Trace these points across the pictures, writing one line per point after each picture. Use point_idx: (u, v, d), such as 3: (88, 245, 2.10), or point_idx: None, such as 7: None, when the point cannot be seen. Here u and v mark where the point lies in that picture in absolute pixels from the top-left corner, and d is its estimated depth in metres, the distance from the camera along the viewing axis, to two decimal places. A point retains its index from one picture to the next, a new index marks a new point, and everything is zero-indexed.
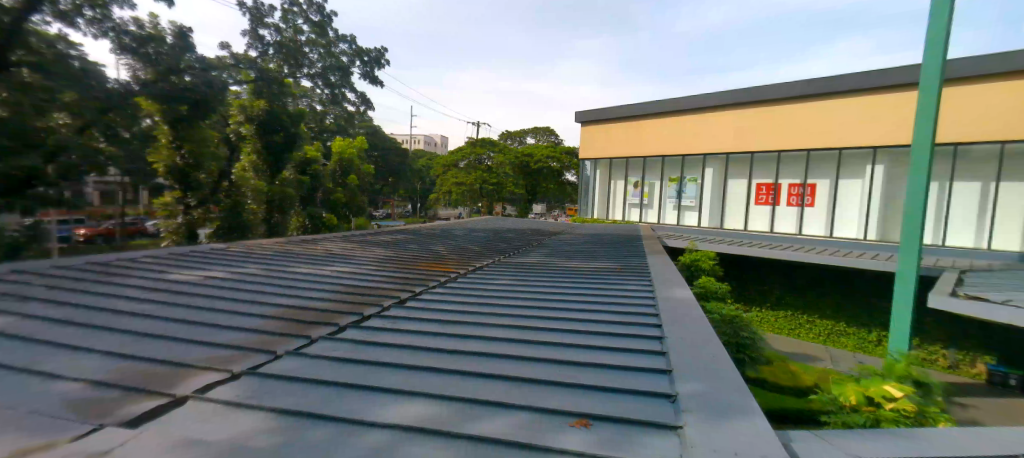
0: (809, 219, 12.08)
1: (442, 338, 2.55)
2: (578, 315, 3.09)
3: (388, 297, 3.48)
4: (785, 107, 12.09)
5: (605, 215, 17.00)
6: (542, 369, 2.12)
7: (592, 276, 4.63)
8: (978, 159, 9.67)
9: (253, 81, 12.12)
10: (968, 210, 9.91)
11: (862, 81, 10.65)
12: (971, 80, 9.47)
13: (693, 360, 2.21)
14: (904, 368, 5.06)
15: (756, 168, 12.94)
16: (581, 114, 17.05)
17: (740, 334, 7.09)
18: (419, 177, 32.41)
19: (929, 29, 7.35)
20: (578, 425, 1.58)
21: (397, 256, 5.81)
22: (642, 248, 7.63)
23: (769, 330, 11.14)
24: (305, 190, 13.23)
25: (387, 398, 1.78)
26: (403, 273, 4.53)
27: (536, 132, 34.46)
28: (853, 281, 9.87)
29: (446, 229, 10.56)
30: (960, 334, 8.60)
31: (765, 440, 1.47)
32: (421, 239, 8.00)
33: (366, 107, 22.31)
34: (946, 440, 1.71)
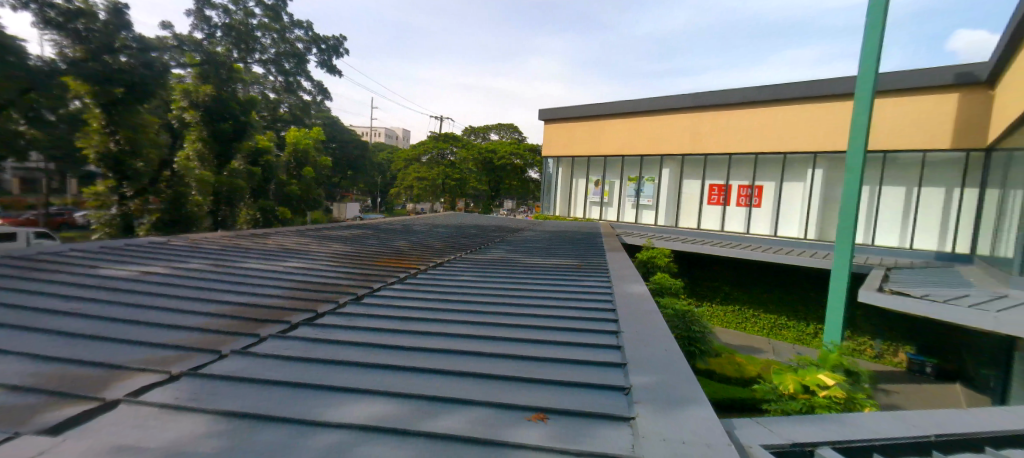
0: (756, 219, 12.77)
1: (400, 335, 2.51)
2: (538, 311, 3.12)
3: (344, 294, 3.37)
4: (736, 112, 12.68)
5: (566, 212, 17.24)
6: (500, 364, 2.13)
7: (552, 273, 4.69)
8: (903, 166, 10.55)
9: (198, 64, 11.38)
10: (894, 213, 10.80)
11: (805, 91, 11.35)
12: (898, 92, 10.27)
13: (646, 353, 2.29)
14: (837, 358, 5.47)
15: (709, 169, 13.53)
16: (543, 112, 17.17)
17: (691, 328, 7.45)
18: (379, 171, 31.60)
19: (863, 45, 7.93)
20: (535, 419, 1.60)
21: (355, 251, 5.65)
22: (601, 245, 7.81)
23: (718, 324, 11.72)
24: (257, 182, 12.60)
25: (340, 397, 1.73)
26: (360, 269, 4.42)
27: (499, 129, 34.55)
28: (794, 278, 10.51)
29: (407, 224, 10.39)
30: (885, 327, 9.38)
31: (711, 428, 1.55)
32: (380, 234, 7.83)
33: (323, 97, 21.53)
34: (870, 423, 1.87)
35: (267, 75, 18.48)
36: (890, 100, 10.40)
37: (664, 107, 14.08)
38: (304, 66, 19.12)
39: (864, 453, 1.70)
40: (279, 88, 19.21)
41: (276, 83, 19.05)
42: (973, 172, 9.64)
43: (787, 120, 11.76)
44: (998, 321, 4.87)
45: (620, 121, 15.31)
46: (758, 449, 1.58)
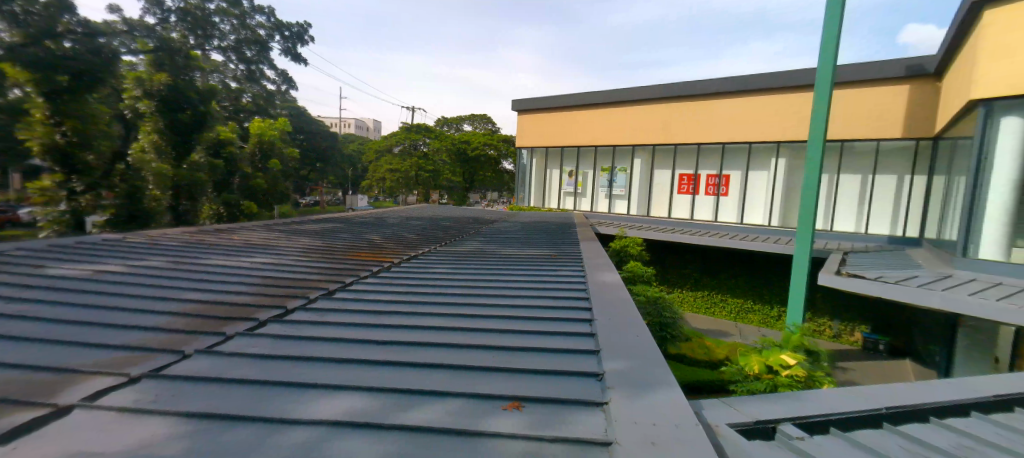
0: (723, 207, 13.15)
1: (374, 329, 2.49)
2: (513, 301, 3.13)
3: (315, 289, 3.30)
4: (704, 103, 12.96)
5: (540, 203, 17.30)
6: (474, 355, 2.14)
7: (527, 263, 4.71)
8: (860, 155, 11.06)
9: (151, 51, 10.80)
10: (850, 200, 11.33)
11: (769, 82, 11.70)
12: (855, 84, 10.71)
13: (620, 339, 2.34)
14: (798, 339, 5.75)
15: (679, 159, 13.82)
16: (516, 102, 17.11)
17: (662, 314, 7.65)
18: (349, 162, 30.85)
19: (823, 38, 8.20)
20: (510, 408, 1.62)
21: (326, 245, 5.52)
22: (575, 235, 7.90)
23: (688, 309, 12.08)
24: (220, 175, 12.08)
25: (313, 393, 1.71)
26: (331, 264, 4.32)
27: (472, 120, 34.42)
28: (760, 263, 10.92)
29: (379, 217, 10.22)
30: (843, 309, 9.86)
31: (680, 409, 1.61)
32: (352, 228, 7.68)
33: (288, 86, 20.79)
34: (828, 400, 1.97)
35: (227, 63, 17.79)
36: (847, 91, 10.84)
37: (635, 98, 14.24)
38: (267, 55, 18.45)
39: (822, 427, 1.80)
40: (241, 77, 18.43)
41: (238, 72, 18.28)
42: (922, 161, 10.20)
43: (753, 111, 12.12)
44: (943, 300, 5.23)
45: (592, 112, 15.42)
46: (724, 427, 1.65)
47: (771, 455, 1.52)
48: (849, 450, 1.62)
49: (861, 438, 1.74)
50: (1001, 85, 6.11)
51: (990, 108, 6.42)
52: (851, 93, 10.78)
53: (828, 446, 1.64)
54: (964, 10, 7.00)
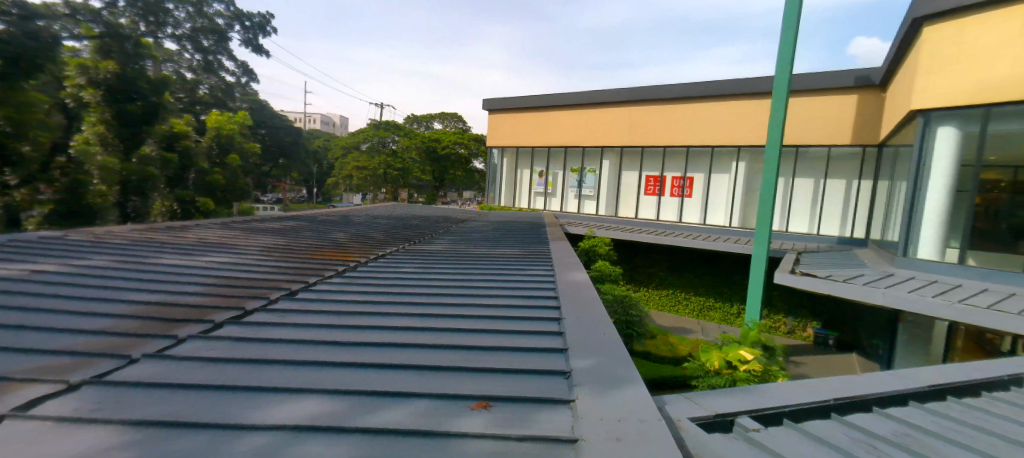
0: (687, 208, 13.57)
1: (339, 330, 2.42)
2: (483, 300, 3.13)
3: (276, 289, 3.18)
4: (669, 107, 13.32)
5: (510, 203, 17.35)
6: (442, 354, 2.12)
7: (497, 263, 4.71)
8: (813, 160, 11.66)
9: (96, 37, 10.15)
10: (804, 202, 11.93)
11: (730, 88, 12.15)
12: (808, 92, 11.28)
13: (587, 337, 2.38)
14: (755, 335, 6.01)
15: (646, 161, 14.15)
16: (486, 102, 17.05)
17: (628, 313, 7.82)
18: (315, 159, 29.95)
19: (781, 47, 8.58)
20: (478, 407, 1.62)
21: (288, 244, 5.34)
22: (544, 235, 7.95)
23: (653, 307, 12.41)
24: (173, 169, 11.33)
25: (272, 396, 1.65)
26: (294, 263, 4.19)
27: (442, 118, 34.26)
28: (721, 262, 11.32)
29: (346, 216, 10.01)
30: (797, 306, 10.36)
31: (642, 405, 1.66)
32: (316, 226, 7.45)
33: (248, 78, 19.98)
34: (782, 393, 2.07)
35: (182, 53, 16.91)
36: (802, 99, 11.39)
37: (603, 100, 14.48)
38: (225, 45, 17.67)
39: (777, 418, 1.89)
40: (197, 67, 17.55)
41: (194, 62, 17.42)
42: (868, 166, 10.85)
43: (716, 115, 12.53)
44: (886, 297, 5.59)
45: (562, 113, 15.56)
46: (686, 422, 1.70)
47: (729, 448, 1.58)
48: (800, 440, 1.72)
49: (812, 427, 1.84)
50: (945, 95, 6.52)
51: (927, 118, 6.92)
52: (804, 100, 11.34)
53: (781, 437, 1.72)
54: (907, 24, 7.42)
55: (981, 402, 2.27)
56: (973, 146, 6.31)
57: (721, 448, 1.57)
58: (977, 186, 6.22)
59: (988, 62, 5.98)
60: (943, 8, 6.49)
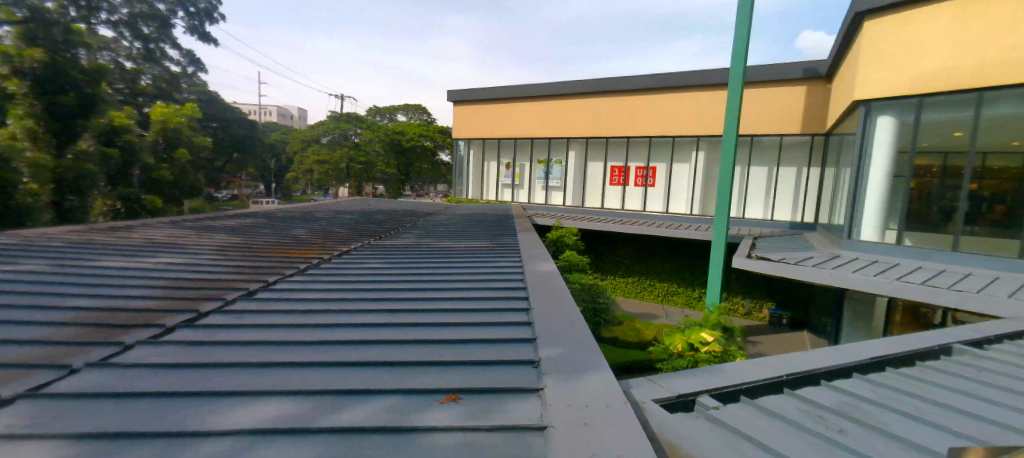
0: (651, 197, 13.92)
1: (302, 329, 2.35)
2: (451, 294, 3.11)
3: (233, 289, 3.05)
4: (631, 98, 13.53)
5: (478, 196, 17.23)
6: (409, 349, 2.10)
7: (464, 256, 4.68)
8: (766, 148, 12.18)
9: (18, 23, 9.33)
10: (759, 189, 12.47)
11: (689, 80, 12.47)
12: (761, 83, 11.72)
13: (556, 326, 2.42)
14: (716, 318, 6.26)
15: (610, 152, 14.39)
16: (450, 93, 16.77)
17: (596, 300, 7.98)
18: (272, 152, 28.65)
19: (735, 39, 8.87)
20: (447, 401, 1.61)
21: (245, 243, 5.11)
22: (512, 227, 7.95)
23: (620, 294, 12.72)
24: (115, 167, 10.61)
25: (231, 400, 1.59)
26: (252, 262, 4.01)
27: (406, 109, 33.66)
28: (683, 249, 11.71)
29: (307, 211, 9.68)
30: (753, 288, 10.88)
31: (609, 389, 1.70)
32: (276, 223, 7.16)
33: (195, 68, 18.84)
34: (739, 371, 2.17)
35: (118, 40, 15.75)
36: (756, 91, 11.81)
37: (568, 92, 14.55)
38: (168, 32, 16.90)
39: (734, 396, 1.98)
40: (138, 56, 16.44)
41: (133, 50, 16.29)
42: (816, 154, 11.46)
43: (676, 106, 12.84)
44: (832, 277, 5.96)
45: (527, 104, 15.52)
46: (651, 403, 1.77)
47: (691, 426, 1.65)
48: (756, 415, 1.81)
49: (766, 402, 1.94)
50: (886, 88, 6.93)
51: (869, 108, 7.34)
52: (757, 91, 11.79)
53: (738, 413, 1.81)
54: (850, 19, 7.79)
55: (917, 371, 2.45)
56: (908, 134, 6.76)
57: (683, 427, 1.64)
58: (912, 171, 6.69)
59: (926, 56, 6.40)
60: (882, 3, 6.85)
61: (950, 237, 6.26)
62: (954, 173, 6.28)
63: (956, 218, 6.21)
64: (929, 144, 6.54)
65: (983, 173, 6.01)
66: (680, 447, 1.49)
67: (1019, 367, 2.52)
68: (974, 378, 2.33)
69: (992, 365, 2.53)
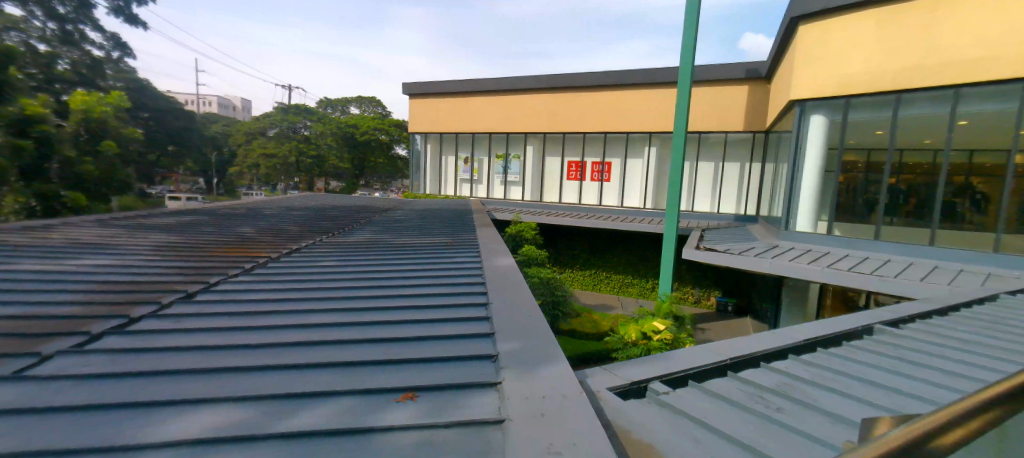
0: (606, 191, 14.28)
1: (247, 333, 2.23)
2: (407, 291, 3.06)
3: (170, 292, 2.84)
4: (587, 94, 13.74)
5: (436, 191, 16.97)
6: (364, 349, 2.05)
7: (422, 252, 4.61)
8: (713, 145, 12.79)
9: None
10: (706, 183, 13.07)
11: (641, 78, 12.82)
12: (707, 82, 12.23)
13: (513, 320, 2.44)
14: (667, 307, 6.56)
15: (567, 147, 14.59)
16: (405, 86, 16.30)
17: (554, 293, 8.11)
18: (213, 145, 26.83)
19: (683, 39, 9.21)
20: (404, 399, 1.59)
21: (184, 242, 4.77)
22: (471, 222, 7.90)
23: (578, 287, 12.98)
24: (30, 161, 9.60)
25: (171, 410, 1.49)
26: (193, 262, 3.76)
27: (359, 101, 32.69)
28: (638, 241, 12.11)
29: (254, 208, 9.17)
30: (701, 278, 11.43)
31: (565, 380, 1.74)
32: (218, 221, 6.73)
33: (121, 53, 17.30)
34: (687, 357, 2.28)
35: (30, 20, 14.19)
36: (703, 89, 12.31)
37: (525, 87, 14.54)
38: (88, 13, 15.58)
39: (682, 381, 2.08)
40: (52, 37, 14.80)
41: (47, 31, 14.64)
42: (757, 151, 12.16)
43: (630, 103, 13.18)
44: (772, 266, 6.35)
45: (484, 99, 15.36)
46: (606, 392, 1.82)
47: (644, 412, 1.72)
48: (703, 398, 1.90)
49: (711, 385, 2.05)
50: (816, 89, 7.43)
51: (803, 107, 7.76)
52: (703, 90, 12.30)
53: (686, 397, 1.90)
54: (786, 23, 8.23)
55: (843, 350, 2.67)
56: (837, 132, 7.30)
57: (636, 414, 1.70)
58: (840, 167, 7.24)
59: (849, 60, 6.96)
60: (813, 9, 7.31)
61: (872, 227, 6.87)
62: (876, 168, 6.85)
63: (878, 210, 6.81)
64: (855, 141, 7.08)
65: (900, 168, 6.60)
66: (632, 432, 1.55)
67: (928, 343, 2.80)
68: (890, 355, 2.57)
69: (905, 342, 2.79)
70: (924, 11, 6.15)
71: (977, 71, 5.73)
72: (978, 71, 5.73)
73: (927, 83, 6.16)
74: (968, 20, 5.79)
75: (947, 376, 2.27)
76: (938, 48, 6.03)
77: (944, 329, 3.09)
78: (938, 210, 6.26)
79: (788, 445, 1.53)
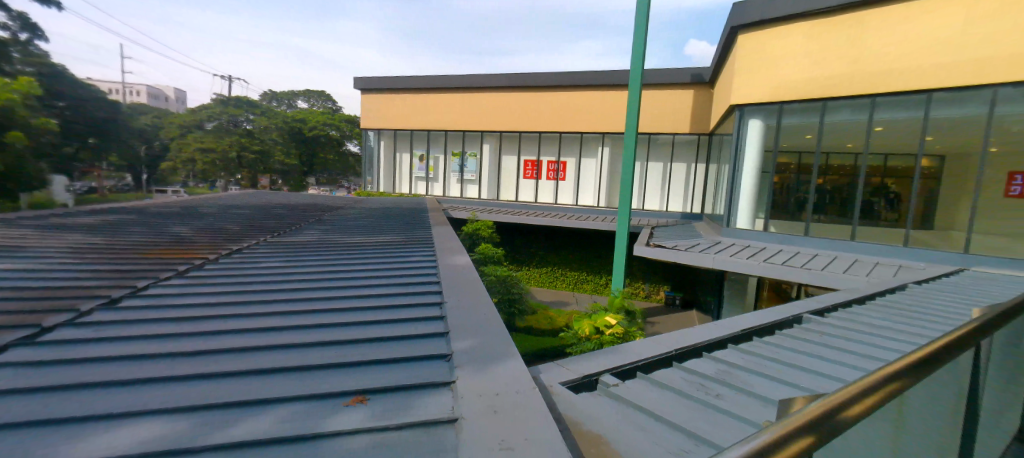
0: (562, 190, 14.53)
1: (181, 339, 2.09)
2: (358, 291, 2.96)
3: (90, 298, 2.59)
4: (543, 94, 13.87)
5: (390, 189, 16.54)
6: (312, 352, 1.97)
7: (374, 251, 4.49)
8: (662, 146, 13.32)
9: None
10: (656, 182, 13.59)
11: (593, 79, 13.12)
12: (656, 85, 12.67)
13: (466, 318, 2.43)
14: (620, 302, 6.77)
15: (524, 146, 14.69)
16: (357, 80, 15.71)
17: (511, 291, 8.12)
18: (142, 138, 24.66)
19: (634, 43, 9.50)
20: (354, 403, 1.55)
21: (107, 243, 4.36)
22: (427, 221, 7.77)
23: (534, 284, 13.11)
24: None
25: (94, 426, 1.38)
26: (120, 265, 3.46)
27: (308, 95, 31.51)
28: (592, 239, 12.43)
29: (191, 206, 8.55)
30: (652, 274, 11.88)
31: (517, 377, 1.75)
32: (148, 220, 6.19)
33: (32, 35, 15.59)
34: (635, 349, 2.38)
35: None
36: (652, 92, 12.76)
37: (480, 85, 14.46)
38: None
39: (631, 372, 2.16)
40: None
41: None
42: (702, 152, 12.80)
43: (584, 103, 13.46)
44: (714, 261, 6.72)
45: (439, 96, 15.11)
46: (559, 387, 1.86)
47: (595, 404, 1.77)
48: (650, 389, 1.98)
49: (658, 376, 2.14)
50: (754, 95, 7.88)
51: (742, 112, 8.23)
52: (653, 93, 12.74)
53: (635, 388, 1.98)
54: (727, 31, 8.68)
55: (776, 338, 2.87)
56: (772, 136, 7.81)
57: (588, 406, 1.75)
58: (775, 168, 7.75)
59: (783, 68, 7.45)
60: (751, 19, 7.72)
61: (802, 224, 7.43)
62: (806, 169, 7.40)
63: (807, 208, 7.38)
64: (788, 144, 7.62)
65: (827, 170, 7.17)
66: (584, 425, 1.58)
67: (848, 328, 3.08)
68: (816, 341, 2.80)
69: (828, 329, 3.05)
70: (847, 24, 6.70)
71: (894, 82, 6.29)
72: (893, 83, 6.30)
73: (848, 92, 6.74)
74: (939, 33, 5.86)
75: (863, 357, 2.50)
76: (880, 59, 6.40)
77: (861, 316, 3.41)
78: (859, 208, 6.87)
79: (726, 429, 1.62)
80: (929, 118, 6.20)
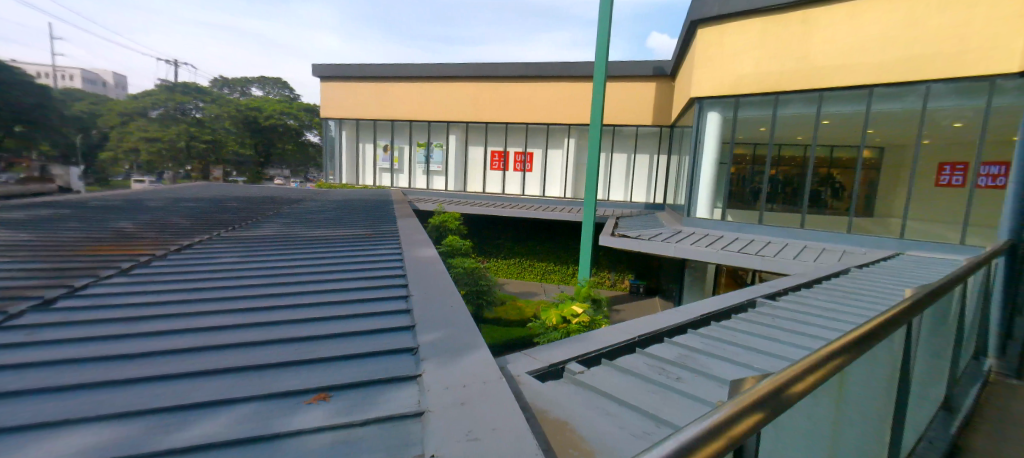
0: (529, 181, 14.59)
1: (126, 340, 1.96)
2: (318, 286, 2.87)
3: (21, 299, 2.39)
4: (509, 84, 13.79)
5: (354, 181, 16.11)
6: (272, 350, 1.90)
7: (337, 244, 4.37)
8: (626, 137, 13.57)
9: None
10: (621, 173, 13.85)
11: (559, 70, 13.16)
12: (620, 77, 12.84)
13: (432, 310, 2.42)
14: (587, 291, 6.90)
15: (490, 136, 14.60)
16: (315, 67, 15.04)
17: (479, 283, 8.11)
18: (77, 126, 22.80)
19: (598, 35, 9.58)
20: (316, 400, 1.51)
21: (40, 240, 4.02)
22: (392, 213, 7.63)
23: (502, 275, 13.12)
24: None
25: (30, 436, 1.28)
26: (56, 263, 3.20)
27: (263, 82, 30.12)
28: (559, 229, 12.59)
29: (135, 200, 7.99)
30: (617, 263, 12.15)
31: (484, 368, 1.75)
32: (86, 215, 5.74)
33: None
34: (600, 337, 2.42)
35: None
36: (616, 84, 12.93)
37: (445, 75, 14.21)
38: None
39: (596, 360, 2.20)
40: None
41: None
42: (664, 143, 13.14)
43: (550, 94, 13.48)
44: (676, 249, 6.92)
45: (403, 85, 14.74)
46: (526, 376, 1.87)
47: (561, 392, 1.80)
48: (615, 375, 2.03)
49: (622, 362, 2.19)
50: (713, 88, 8.13)
51: (702, 104, 8.42)
52: (617, 85, 12.91)
53: (600, 374, 2.02)
54: (687, 26, 8.88)
55: (732, 322, 3.00)
56: (729, 128, 8.09)
57: (554, 393, 1.77)
58: (732, 159, 8.05)
59: (740, 62, 7.72)
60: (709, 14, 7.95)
61: (756, 213, 7.77)
62: (760, 160, 7.73)
63: (761, 198, 7.72)
64: (744, 136, 7.91)
65: (779, 161, 7.51)
66: (551, 412, 1.61)
67: (798, 311, 3.25)
68: (769, 324, 2.94)
69: (780, 313, 3.21)
70: (798, 21, 7.00)
71: (840, 77, 6.67)
72: (840, 76, 6.66)
73: (799, 87, 7.08)
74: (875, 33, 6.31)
75: (811, 338, 2.64)
76: (830, 55, 6.73)
77: (809, 299, 3.62)
78: (808, 197, 7.26)
79: (685, 410, 1.68)
80: (870, 112, 6.59)
